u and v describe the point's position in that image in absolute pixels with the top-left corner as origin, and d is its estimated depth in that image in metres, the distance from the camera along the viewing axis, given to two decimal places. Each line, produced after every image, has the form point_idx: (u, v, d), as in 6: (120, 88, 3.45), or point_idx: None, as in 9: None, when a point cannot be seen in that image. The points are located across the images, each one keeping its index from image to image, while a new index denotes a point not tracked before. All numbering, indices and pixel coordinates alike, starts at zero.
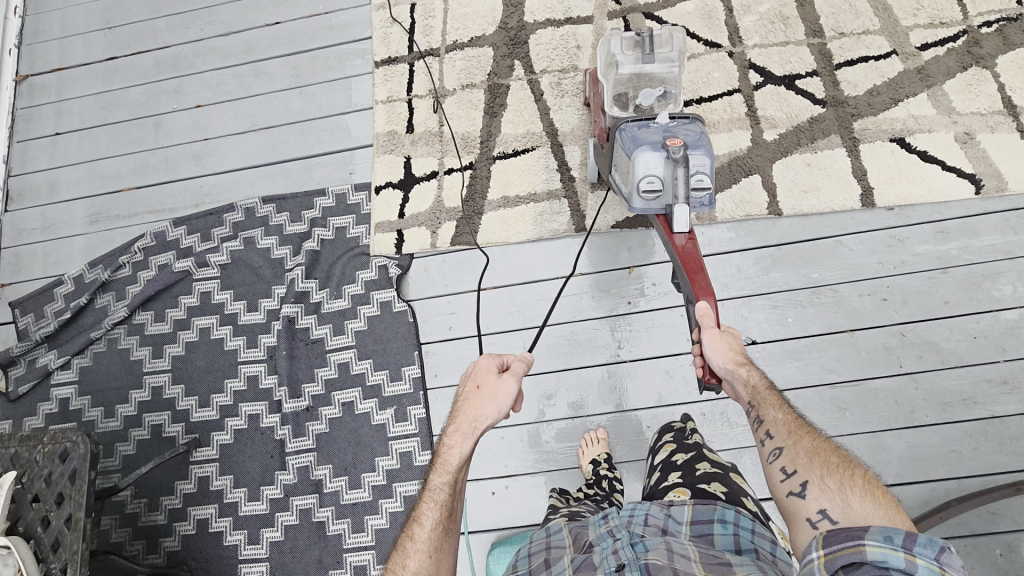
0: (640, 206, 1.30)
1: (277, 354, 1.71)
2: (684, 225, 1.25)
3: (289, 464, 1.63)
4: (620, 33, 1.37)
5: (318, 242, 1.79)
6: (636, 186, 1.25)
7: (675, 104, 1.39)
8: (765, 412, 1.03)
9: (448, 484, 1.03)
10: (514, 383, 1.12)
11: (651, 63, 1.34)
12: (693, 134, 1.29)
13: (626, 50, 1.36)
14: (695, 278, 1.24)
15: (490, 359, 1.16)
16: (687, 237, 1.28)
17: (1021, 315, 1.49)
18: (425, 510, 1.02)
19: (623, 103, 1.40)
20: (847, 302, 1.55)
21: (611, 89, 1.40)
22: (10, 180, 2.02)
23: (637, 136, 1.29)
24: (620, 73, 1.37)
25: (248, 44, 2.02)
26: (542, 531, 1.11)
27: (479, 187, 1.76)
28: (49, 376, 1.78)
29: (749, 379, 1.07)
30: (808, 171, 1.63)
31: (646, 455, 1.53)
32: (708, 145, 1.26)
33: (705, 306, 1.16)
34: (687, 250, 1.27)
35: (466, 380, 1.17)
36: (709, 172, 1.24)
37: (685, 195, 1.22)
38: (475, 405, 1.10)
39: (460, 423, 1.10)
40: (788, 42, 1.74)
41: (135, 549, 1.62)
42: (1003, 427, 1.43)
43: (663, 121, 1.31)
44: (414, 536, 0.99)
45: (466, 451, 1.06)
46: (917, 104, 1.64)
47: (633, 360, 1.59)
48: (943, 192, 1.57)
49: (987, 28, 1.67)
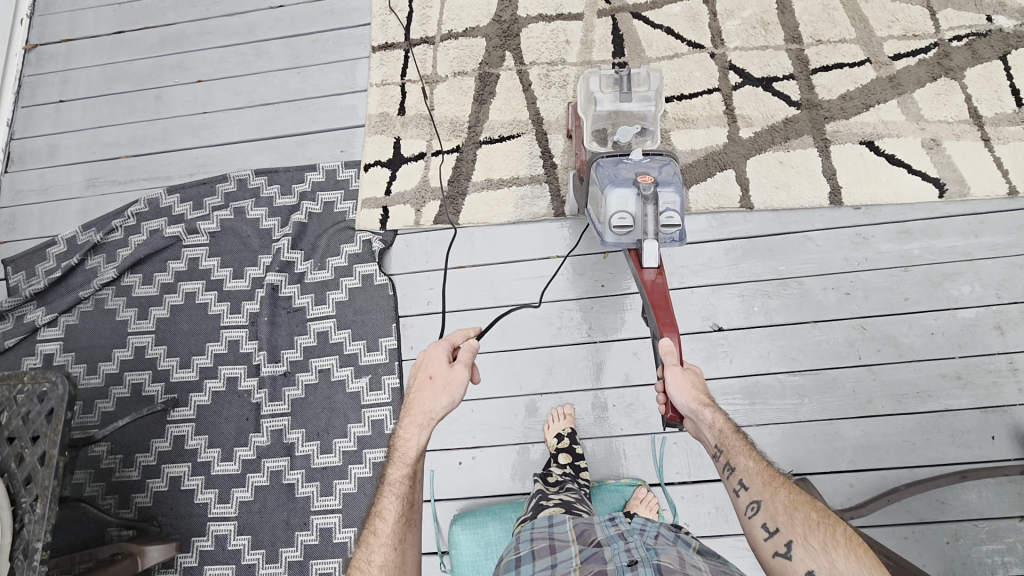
0: (611, 240, 1.30)
1: (259, 320, 1.76)
2: (654, 260, 1.25)
3: (263, 427, 1.67)
4: (600, 70, 1.41)
5: (306, 215, 1.84)
6: (608, 222, 1.27)
7: (652, 140, 1.44)
8: (735, 459, 1.04)
9: (407, 476, 1.09)
10: (467, 373, 1.17)
11: (629, 102, 1.38)
12: (664, 171, 1.31)
13: (604, 88, 1.39)
14: (661, 311, 1.27)
15: (438, 348, 1.20)
16: (655, 274, 1.30)
17: (978, 314, 1.54)
18: (387, 504, 1.07)
19: (602, 138, 1.46)
20: (812, 294, 1.60)
21: (590, 125, 1.44)
22: (12, 144, 2.08)
23: (610, 171, 1.31)
24: (600, 110, 1.40)
25: (252, 24, 2.10)
26: (546, 519, 1.14)
27: (465, 169, 1.82)
28: (35, 332, 1.82)
29: (714, 422, 1.08)
30: (780, 169, 1.70)
31: (610, 433, 1.57)
32: (678, 181, 1.29)
33: (669, 342, 1.21)
34: (654, 286, 1.30)
35: (417, 371, 1.21)
36: (678, 210, 1.26)
37: (654, 232, 1.22)
38: (428, 396, 1.15)
39: (414, 415, 1.14)
40: (767, 46, 1.81)
41: (107, 503, 1.65)
42: (955, 421, 1.48)
43: (635, 157, 1.32)
44: (377, 532, 1.04)
45: (423, 442, 1.11)
46: (887, 110, 1.71)
47: (602, 341, 1.64)
48: (908, 194, 1.63)
49: (957, 42, 1.75)
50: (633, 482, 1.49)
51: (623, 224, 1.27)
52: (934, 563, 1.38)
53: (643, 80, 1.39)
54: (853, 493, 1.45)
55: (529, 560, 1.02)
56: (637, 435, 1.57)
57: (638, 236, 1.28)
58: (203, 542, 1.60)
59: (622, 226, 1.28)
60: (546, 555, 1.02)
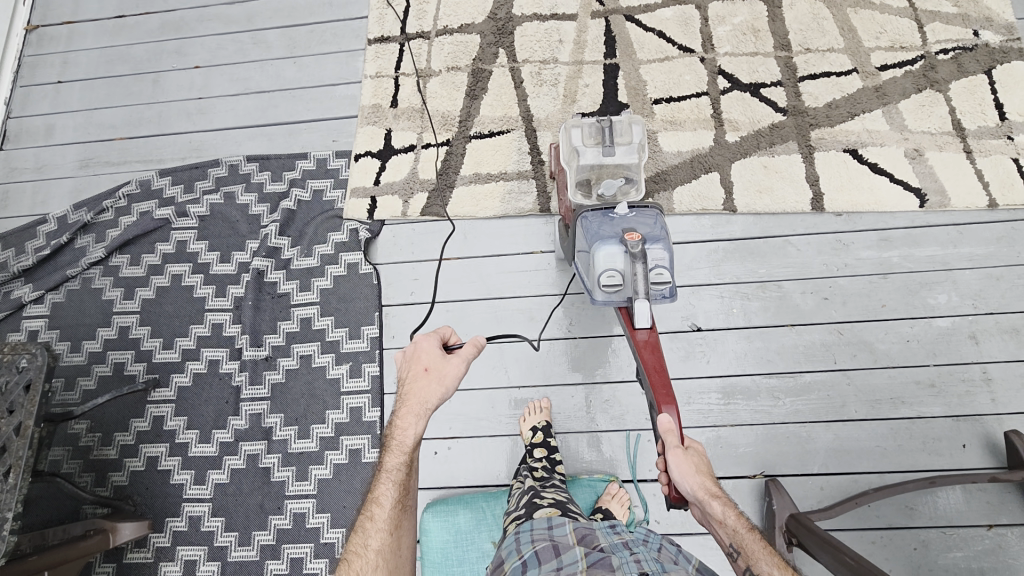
0: (601, 299, 1.26)
1: (244, 304, 1.77)
2: (645, 320, 1.18)
3: (242, 410, 1.68)
4: (580, 123, 1.37)
5: (295, 203, 1.86)
6: (597, 281, 1.22)
7: (638, 189, 1.39)
8: (757, 565, 1.01)
9: (405, 464, 1.10)
10: (462, 365, 1.18)
11: (613, 155, 1.33)
12: (651, 224, 1.26)
13: (587, 140, 1.35)
14: (659, 379, 1.17)
15: (430, 340, 1.20)
16: (648, 333, 1.22)
17: (954, 323, 1.55)
18: (384, 490, 1.08)
19: (586, 189, 1.39)
20: (791, 298, 1.61)
21: (573, 176, 1.38)
22: (9, 122, 2.10)
23: (596, 227, 1.26)
24: (583, 161, 1.35)
25: (251, 13, 2.12)
26: (545, 520, 1.11)
27: (454, 163, 1.84)
28: (21, 308, 1.83)
29: (725, 518, 1.06)
30: (764, 173, 1.72)
31: (586, 429, 1.58)
32: (666, 237, 1.25)
33: (668, 419, 1.12)
34: (650, 345, 1.21)
35: (410, 362, 1.20)
36: (668, 267, 1.23)
37: (646, 292, 1.16)
38: (424, 387, 1.15)
39: (410, 405, 1.14)
40: (757, 53, 1.84)
41: (84, 481, 1.65)
42: (927, 427, 1.49)
43: (622, 212, 1.27)
44: (373, 517, 1.06)
45: (420, 431, 1.12)
46: (872, 119, 1.73)
47: (581, 337, 1.65)
48: (890, 203, 1.65)
49: (944, 55, 1.77)
50: (606, 478, 1.51)
51: (612, 282, 1.22)
52: (901, 568, 1.39)
53: (625, 131, 1.36)
54: (823, 495, 1.46)
55: (535, 565, 0.99)
56: (612, 431, 1.57)
57: (628, 294, 1.22)
58: (176, 522, 1.60)
59: (612, 284, 1.23)
60: (550, 559, 0.99)
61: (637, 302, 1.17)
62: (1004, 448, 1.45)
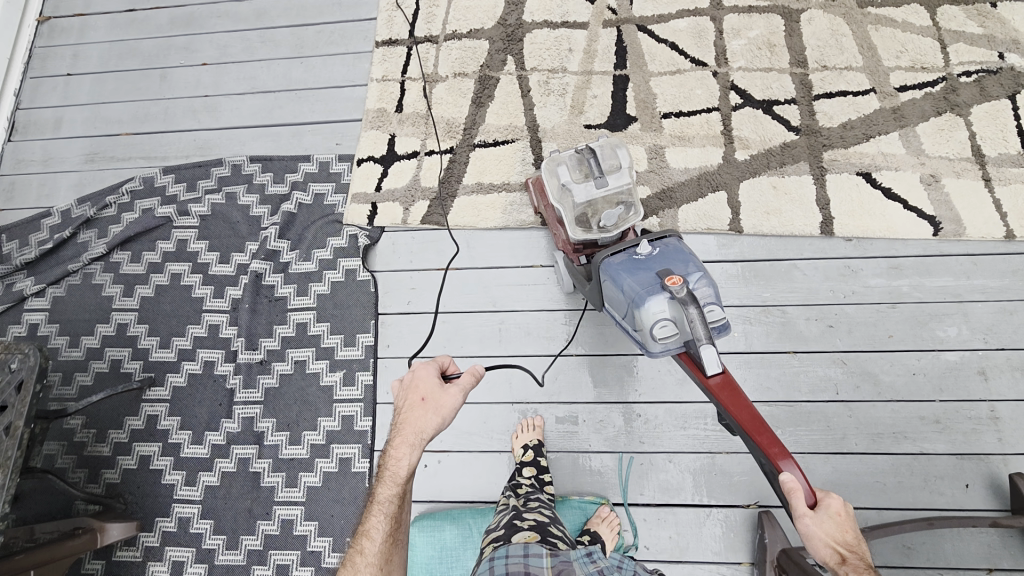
0: (658, 350, 1.23)
1: (241, 307, 1.76)
2: (716, 366, 1.14)
3: (235, 413, 1.68)
4: (565, 160, 1.36)
5: (296, 205, 1.85)
6: (650, 334, 1.19)
7: (637, 213, 1.35)
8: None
9: (396, 496, 1.10)
10: (459, 396, 1.17)
11: (605, 185, 1.31)
12: (684, 261, 1.23)
13: (575, 175, 1.33)
14: (763, 437, 1.11)
15: (427, 369, 1.19)
16: (722, 374, 1.17)
17: (962, 357, 1.51)
18: (374, 524, 1.09)
19: (585, 223, 1.36)
20: (794, 324, 1.57)
21: (568, 213, 1.36)
22: (17, 113, 2.11)
23: (631, 275, 1.23)
24: (576, 198, 1.33)
25: (261, 11, 2.11)
26: (521, 547, 1.08)
27: (456, 171, 1.81)
28: (22, 301, 1.84)
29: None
30: (773, 194, 1.67)
31: (578, 449, 1.55)
32: (703, 270, 1.22)
33: (792, 480, 1.05)
34: (727, 387, 1.16)
35: (406, 392, 1.19)
36: (718, 302, 1.19)
37: (707, 335, 1.11)
38: (419, 417, 1.14)
39: (405, 435, 1.13)
40: (772, 68, 1.79)
41: (77, 476, 1.66)
42: (929, 464, 1.45)
43: (646, 252, 1.26)
44: (363, 551, 1.06)
45: (413, 462, 1.11)
46: (888, 141, 1.68)
47: (578, 355, 1.62)
48: (902, 230, 1.60)
49: (966, 77, 1.71)
50: (597, 500, 1.48)
51: (666, 332, 1.18)
52: None
53: (610, 157, 1.33)
54: None
55: None
56: (605, 453, 1.54)
57: (685, 339, 1.19)
58: (166, 522, 1.61)
59: (666, 334, 1.19)
60: None
61: (701, 348, 1.12)
62: (1009, 490, 1.41)
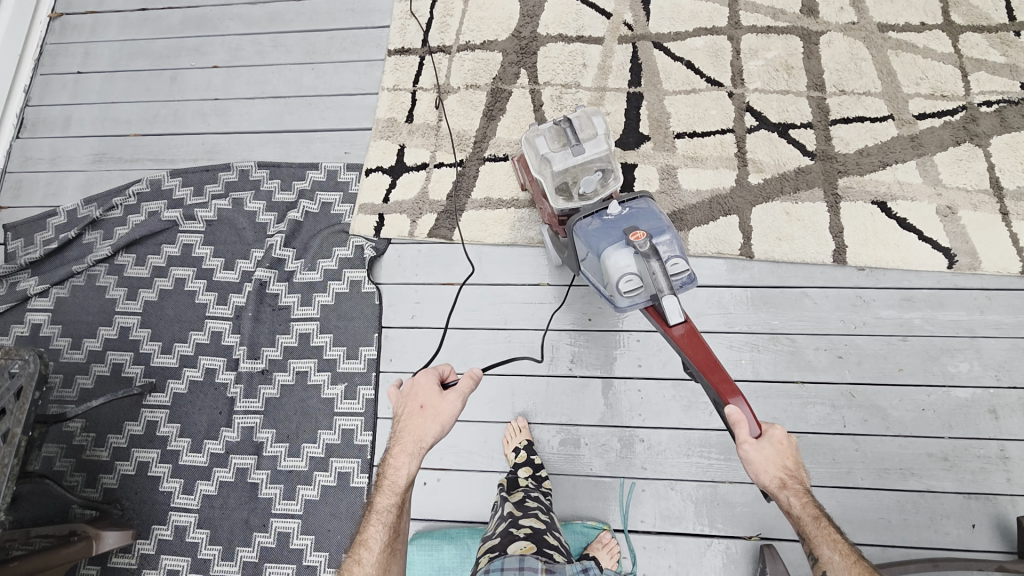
0: (626, 305, 1.28)
1: (244, 315, 1.75)
2: (678, 316, 1.21)
3: (235, 422, 1.67)
4: (542, 131, 1.39)
5: (302, 214, 1.83)
6: (616, 288, 1.24)
7: (616, 177, 1.40)
8: (818, 548, 1.09)
9: (395, 505, 1.15)
10: (458, 402, 1.19)
11: (583, 152, 1.34)
12: (650, 219, 1.29)
13: (553, 145, 1.37)
14: (716, 375, 1.19)
15: (427, 377, 1.22)
16: (685, 324, 1.24)
17: (974, 395, 1.48)
18: (372, 533, 1.13)
19: (566, 193, 1.40)
20: (803, 353, 1.55)
21: (549, 183, 1.39)
22: (27, 110, 2.10)
23: (600, 234, 1.29)
24: (555, 167, 1.36)
25: (274, 15, 2.09)
26: (517, 559, 1.07)
27: (465, 185, 1.80)
28: (26, 301, 1.83)
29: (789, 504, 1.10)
30: (786, 220, 1.65)
31: (579, 473, 1.53)
32: (669, 227, 1.27)
33: (737, 412, 1.14)
34: (690, 336, 1.24)
35: (405, 400, 1.22)
36: (682, 255, 1.25)
37: (668, 286, 1.18)
38: (418, 425, 1.17)
39: (404, 444, 1.17)
40: (788, 91, 1.77)
41: (74, 480, 1.66)
42: (936, 503, 1.42)
43: (614, 212, 1.31)
44: (362, 561, 1.10)
45: (412, 471, 1.16)
46: (904, 170, 1.65)
47: (582, 377, 1.60)
48: (916, 261, 1.58)
49: (987, 107, 1.69)
50: (599, 526, 1.47)
51: (632, 286, 1.24)
52: None
53: (586, 126, 1.36)
54: None
55: None
56: (606, 477, 1.52)
57: (650, 292, 1.24)
58: (162, 530, 1.60)
59: (632, 287, 1.24)
60: None
61: (663, 299, 1.20)
62: (1016, 533, 1.38)
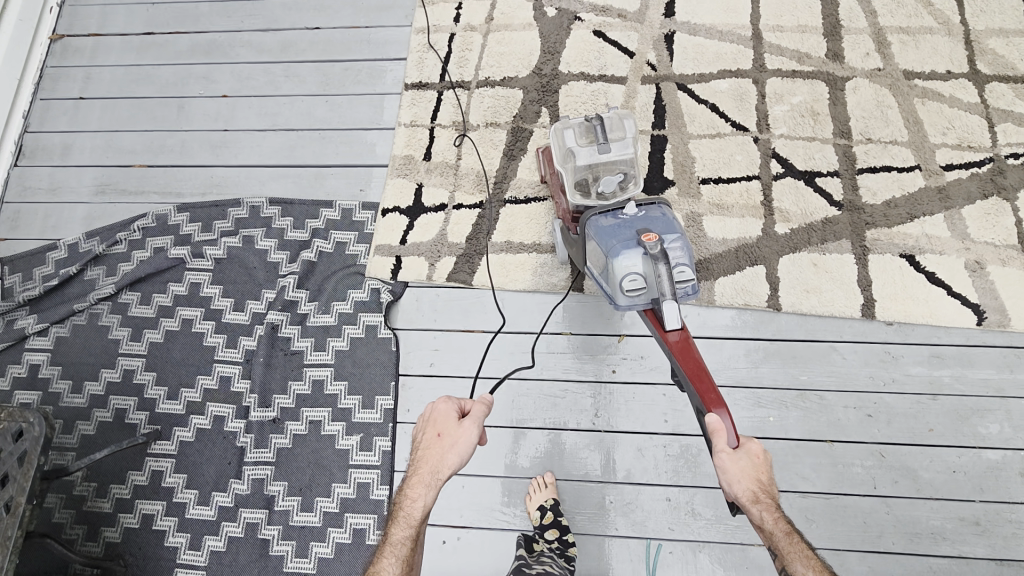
0: (625, 304, 1.26)
1: (255, 360, 1.69)
2: (675, 322, 1.19)
3: (244, 474, 1.61)
4: (572, 124, 1.37)
5: (316, 254, 1.78)
6: (619, 286, 1.22)
7: (635, 182, 1.41)
8: (791, 565, 1.06)
9: (410, 539, 1.15)
10: (474, 430, 1.19)
11: (608, 152, 1.34)
12: (664, 223, 1.27)
13: (579, 140, 1.35)
14: (701, 384, 1.20)
15: (447, 405, 1.21)
16: (680, 332, 1.24)
17: (1004, 457, 1.46)
18: (385, 565, 1.13)
19: (585, 188, 1.41)
20: (832, 410, 1.52)
21: (570, 176, 1.40)
22: (26, 137, 2.02)
23: (612, 232, 1.26)
24: (578, 162, 1.36)
25: (285, 44, 2.03)
26: None
27: (485, 227, 1.75)
28: (23, 340, 1.75)
29: (760, 520, 1.08)
30: (813, 271, 1.62)
31: (603, 532, 1.49)
32: (682, 233, 1.25)
33: (717, 421, 1.13)
34: (683, 344, 1.24)
35: (425, 426, 1.23)
36: (689, 263, 1.22)
37: (672, 292, 1.16)
38: (436, 454, 1.17)
39: (422, 474, 1.17)
40: (815, 137, 1.74)
41: (74, 533, 1.58)
42: (967, 569, 1.40)
43: (629, 211, 1.29)
44: None
45: (428, 503, 1.15)
46: (933, 223, 1.63)
47: (607, 431, 1.56)
48: (945, 317, 1.55)
49: (1014, 159, 1.67)
50: None
51: (636, 286, 1.22)
52: None
53: (617, 127, 1.37)
54: None
55: None
56: (631, 538, 1.48)
57: (653, 296, 1.22)
58: None
59: (635, 288, 1.22)
60: None
61: (664, 303, 1.17)
62: None
